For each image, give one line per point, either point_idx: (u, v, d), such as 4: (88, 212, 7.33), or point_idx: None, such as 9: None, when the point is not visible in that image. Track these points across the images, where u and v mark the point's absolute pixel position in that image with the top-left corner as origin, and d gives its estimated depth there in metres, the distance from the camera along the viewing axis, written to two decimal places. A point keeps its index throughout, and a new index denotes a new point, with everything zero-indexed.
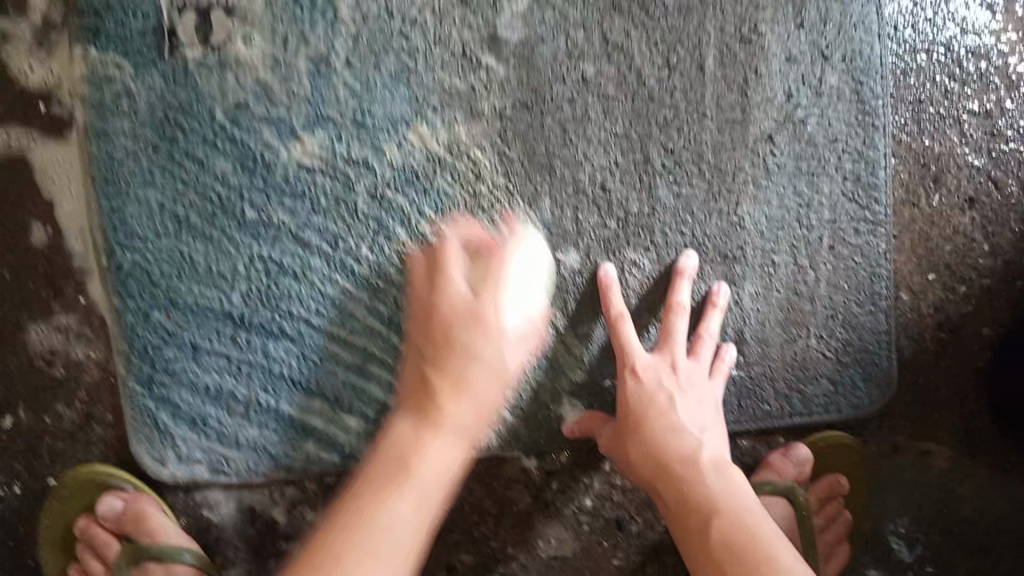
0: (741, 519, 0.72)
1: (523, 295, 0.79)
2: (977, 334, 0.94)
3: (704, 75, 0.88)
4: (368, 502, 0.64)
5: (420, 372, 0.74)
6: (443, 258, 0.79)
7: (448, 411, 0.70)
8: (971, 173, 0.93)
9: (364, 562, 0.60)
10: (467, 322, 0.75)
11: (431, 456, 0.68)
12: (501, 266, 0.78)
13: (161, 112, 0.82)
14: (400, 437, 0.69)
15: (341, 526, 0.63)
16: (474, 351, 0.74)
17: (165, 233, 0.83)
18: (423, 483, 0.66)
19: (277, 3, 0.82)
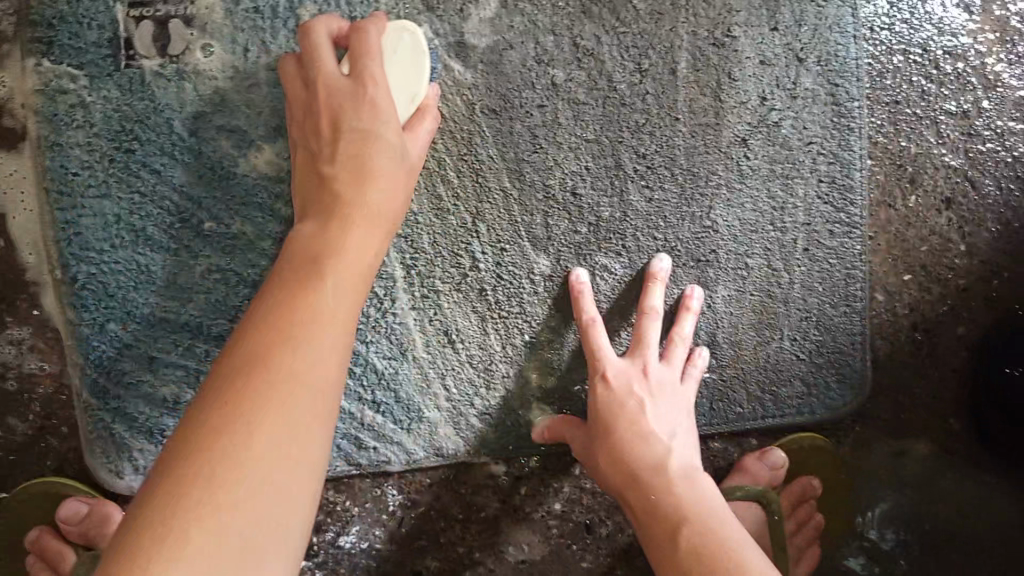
0: (712, 527, 0.68)
1: (401, 82, 0.76)
2: (952, 335, 0.93)
3: (677, 80, 0.86)
4: (294, 308, 0.58)
5: (325, 158, 0.70)
6: (362, 44, 0.72)
7: (350, 199, 0.67)
8: (948, 173, 0.92)
9: (313, 334, 0.57)
10: (358, 101, 0.71)
11: (356, 246, 0.65)
12: (418, 142, 0.76)
13: (115, 120, 0.79)
14: (311, 235, 0.65)
15: (264, 346, 0.55)
16: (366, 133, 0.70)
17: (120, 243, 0.81)
18: (347, 262, 0.63)
19: (237, 13, 0.80)
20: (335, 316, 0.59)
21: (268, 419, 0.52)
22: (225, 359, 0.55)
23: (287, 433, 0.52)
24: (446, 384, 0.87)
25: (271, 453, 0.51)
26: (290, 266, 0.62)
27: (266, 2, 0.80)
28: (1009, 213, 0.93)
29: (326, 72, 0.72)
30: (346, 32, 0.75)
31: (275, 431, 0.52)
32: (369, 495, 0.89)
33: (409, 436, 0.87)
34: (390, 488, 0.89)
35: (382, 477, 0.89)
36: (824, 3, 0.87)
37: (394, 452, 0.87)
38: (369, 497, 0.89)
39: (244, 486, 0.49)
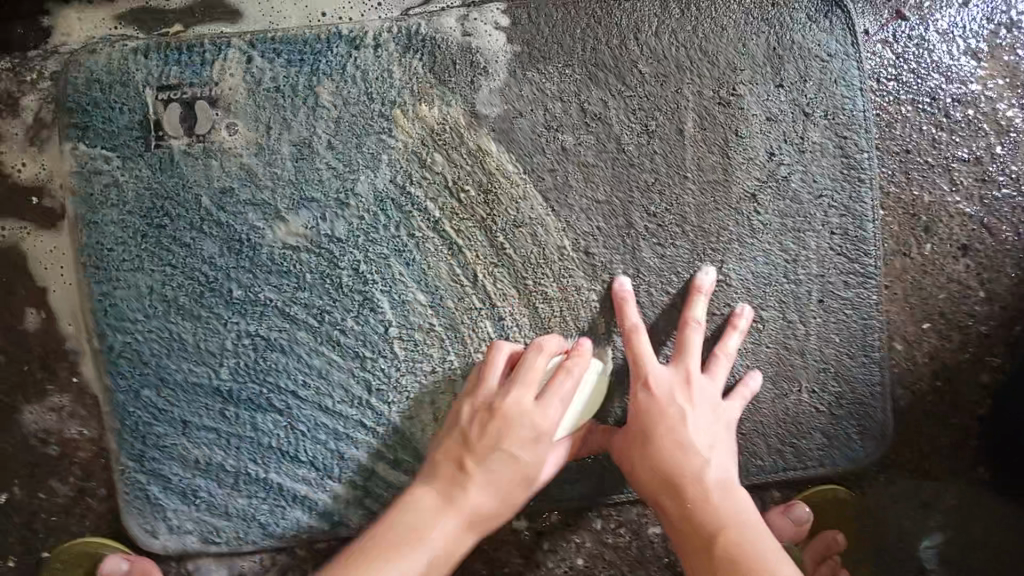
0: (749, 536, 0.73)
1: (578, 399, 0.83)
2: (976, 381, 0.93)
3: (684, 139, 0.88)
4: (423, 524, 0.71)
5: (453, 455, 0.77)
6: (490, 365, 0.81)
7: (467, 500, 0.74)
8: (963, 221, 0.92)
9: (387, 556, 0.68)
10: (493, 427, 0.77)
11: (438, 531, 0.71)
12: (570, 382, 0.80)
13: (147, 198, 0.84)
14: (415, 507, 0.73)
15: (361, 557, 0.68)
16: (508, 448, 0.76)
17: (153, 313, 0.85)
18: (433, 535, 0.71)
19: (259, 92, 0.84)
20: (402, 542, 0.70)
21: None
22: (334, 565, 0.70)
23: (373, 574, 0.66)
24: None
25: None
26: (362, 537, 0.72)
27: (286, 80, 0.84)
28: None
29: (499, 405, 0.78)
30: (524, 351, 0.82)
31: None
32: None
33: None
34: None
35: None
36: (829, 57, 0.89)
37: None
38: None
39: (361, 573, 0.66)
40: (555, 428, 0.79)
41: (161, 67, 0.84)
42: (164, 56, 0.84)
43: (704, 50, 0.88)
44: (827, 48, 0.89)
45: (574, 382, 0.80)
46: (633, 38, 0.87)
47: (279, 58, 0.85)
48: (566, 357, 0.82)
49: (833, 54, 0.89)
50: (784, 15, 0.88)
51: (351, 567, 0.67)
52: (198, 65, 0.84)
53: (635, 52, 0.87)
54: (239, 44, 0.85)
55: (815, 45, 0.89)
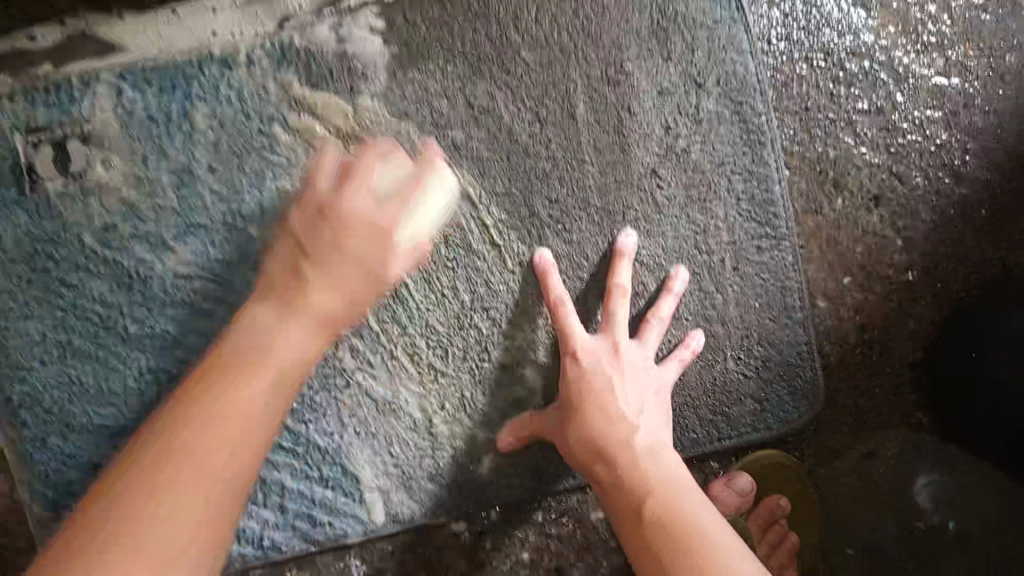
0: (674, 497, 0.70)
1: (421, 213, 0.75)
2: (904, 330, 0.92)
3: (577, 122, 0.87)
4: (218, 385, 0.63)
5: (275, 317, 0.68)
6: (362, 170, 0.74)
7: (308, 305, 0.69)
8: (871, 172, 0.91)
9: (194, 456, 0.59)
10: (328, 222, 0.72)
11: (294, 336, 0.68)
12: (377, 174, 0.74)
13: (28, 244, 0.82)
14: (261, 313, 0.69)
15: (167, 456, 0.59)
16: (337, 246, 0.71)
17: (49, 359, 0.83)
18: (269, 360, 0.66)
19: (131, 122, 0.82)
20: (211, 423, 0.61)
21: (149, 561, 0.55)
22: (122, 464, 0.60)
23: (164, 536, 0.56)
24: (393, 452, 0.86)
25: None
26: (160, 423, 0.62)
27: (158, 105, 0.82)
28: (942, 201, 0.92)
29: (338, 210, 0.71)
30: (355, 159, 0.76)
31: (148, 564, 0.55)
32: (332, 569, 0.87)
33: (363, 508, 0.86)
34: (352, 560, 0.88)
35: (343, 551, 0.88)
36: (715, 24, 0.87)
37: (349, 524, 0.86)
38: (333, 571, 0.87)
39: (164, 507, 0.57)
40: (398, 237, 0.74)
41: (27, 111, 0.81)
42: (30, 98, 0.81)
43: (587, 31, 0.87)
44: (711, 15, 0.87)
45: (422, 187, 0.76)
46: (514, 27, 0.86)
47: (151, 87, 0.82)
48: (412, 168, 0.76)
49: (718, 21, 0.87)
50: None
51: (157, 470, 0.58)
52: (67, 103, 0.82)
53: (518, 40, 0.86)
54: (109, 78, 0.82)
55: (700, 15, 0.87)
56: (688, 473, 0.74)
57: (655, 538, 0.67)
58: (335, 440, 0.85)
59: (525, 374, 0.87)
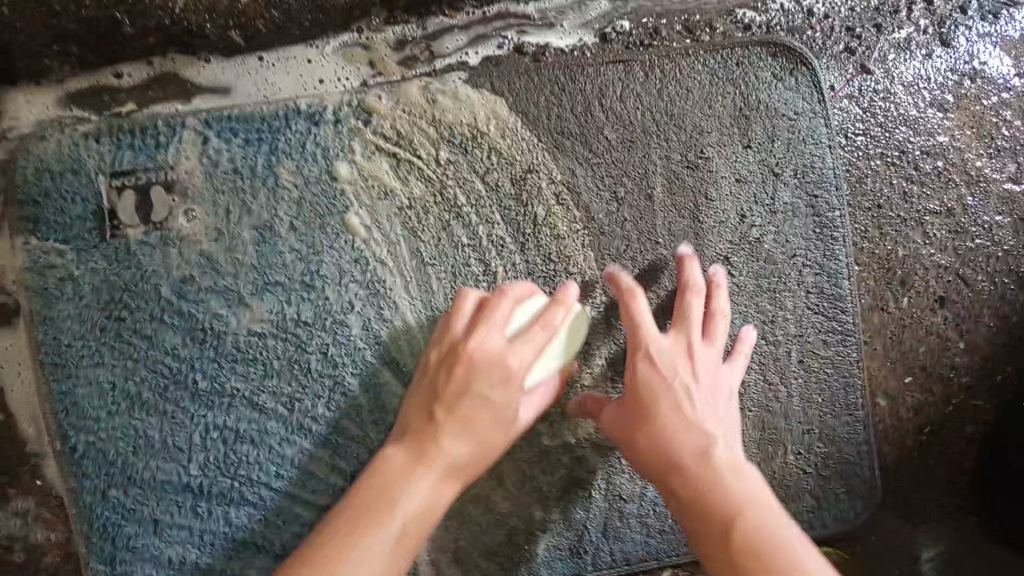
0: (763, 522, 0.60)
1: (552, 349, 0.75)
2: (961, 433, 0.91)
3: (655, 205, 0.87)
4: (357, 522, 0.60)
5: (422, 405, 0.69)
6: (494, 308, 0.72)
7: (442, 443, 0.66)
8: (938, 273, 0.91)
9: (387, 526, 0.60)
10: (451, 363, 0.69)
11: (419, 486, 0.63)
12: (547, 334, 0.72)
13: (104, 291, 0.80)
14: (391, 462, 0.66)
15: (322, 551, 0.57)
16: (488, 400, 0.68)
17: (118, 409, 0.81)
18: (411, 488, 0.63)
19: (216, 176, 0.82)
20: (364, 509, 0.61)
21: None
22: None
23: (369, 568, 0.57)
24: (451, 523, 0.84)
25: None
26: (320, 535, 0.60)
27: (245, 162, 0.82)
28: (1005, 305, 0.92)
29: (475, 351, 0.69)
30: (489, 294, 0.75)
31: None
32: None
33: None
34: None
35: None
36: (797, 116, 0.88)
37: None
38: None
39: (354, 558, 0.57)
40: (527, 368, 0.71)
41: (114, 152, 0.81)
42: (116, 140, 0.81)
43: (670, 114, 0.87)
44: (794, 107, 0.89)
45: (553, 331, 0.73)
46: (598, 103, 0.87)
47: (237, 137, 0.83)
48: (544, 306, 0.75)
49: (800, 112, 0.89)
50: (748, 74, 0.88)
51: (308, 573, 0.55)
52: (152, 148, 0.82)
53: (601, 118, 0.87)
54: (195, 124, 0.83)
55: (782, 105, 0.88)
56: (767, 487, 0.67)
57: (740, 552, 0.58)
58: None
59: (587, 455, 0.86)
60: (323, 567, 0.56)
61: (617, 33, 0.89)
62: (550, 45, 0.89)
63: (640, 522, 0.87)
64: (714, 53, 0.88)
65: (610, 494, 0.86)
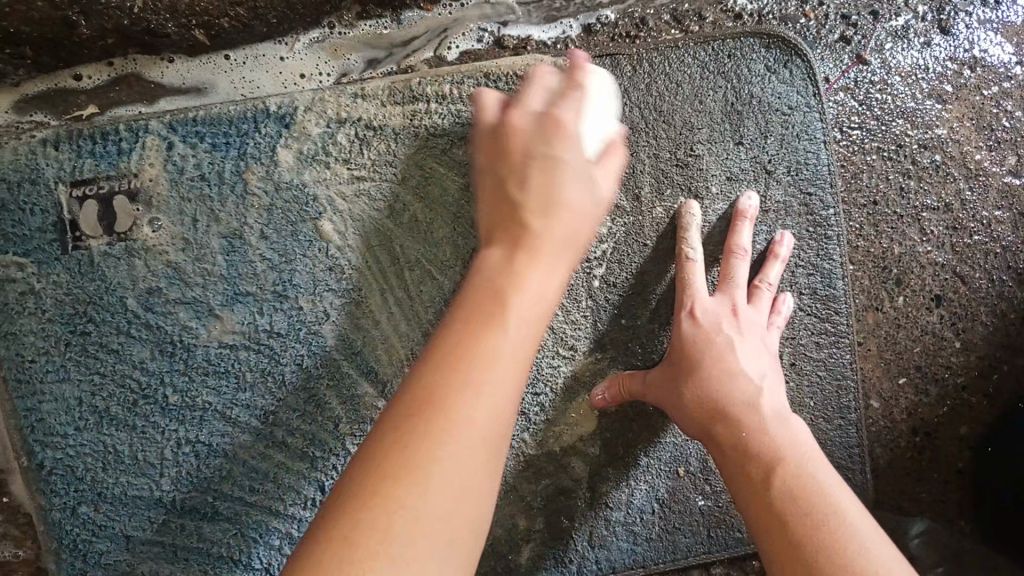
0: (810, 472, 0.65)
1: (601, 114, 0.67)
2: (954, 434, 0.89)
3: (642, 205, 0.84)
4: (463, 343, 0.52)
5: (498, 196, 0.64)
6: (527, 90, 0.67)
7: (536, 227, 0.60)
8: (936, 270, 0.88)
9: (472, 382, 0.50)
10: (546, 132, 0.64)
11: (512, 341, 0.53)
12: (591, 79, 0.68)
13: (68, 304, 0.77)
14: (486, 265, 0.59)
15: (441, 398, 0.49)
16: (554, 157, 0.63)
17: (84, 426, 0.78)
18: (523, 301, 0.55)
19: (182, 183, 0.79)
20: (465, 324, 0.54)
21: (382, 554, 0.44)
22: (358, 480, 0.48)
23: (459, 470, 0.48)
24: None
25: (435, 512, 0.46)
26: (429, 368, 0.52)
27: (211, 167, 0.79)
28: (1003, 303, 0.89)
29: (516, 123, 0.65)
30: (537, 74, 0.69)
31: (452, 481, 0.47)
32: None
33: None
34: None
35: None
36: (791, 111, 0.86)
37: None
38: None
39: (450, 449, 0.48)
40: (584, 135, 0.65)
41: (74, 160, 0.78)
42: (76, 147, 0.78)
43: (659, 109, 0.84)
44: (788, 101, 0.85)
45: (585, 90, 0.67)
46: None
47: (203, 142, 0.79)
48: (565, 73, 0.68)
49: (794, 106, 0.86)
50: (741, 66, 0.85)
51: (422, 437, 0.48)
52: (115, 155, 0.78)
53: None
54: (158, 129, 0.79)
55: (775, 99, 0.85)
56: (811, 437, 0.71)
57: (782, 502, 0.63)
58: None
59: (570, 463, 0.83)
60: (397, 450, 0.48)
61: (602, 25, 0.86)
62: (531, 39, 0.86)
63: (626, 529, 0.84)
64: (706, 45, 0.85)
65: (595, 502, 0.84)
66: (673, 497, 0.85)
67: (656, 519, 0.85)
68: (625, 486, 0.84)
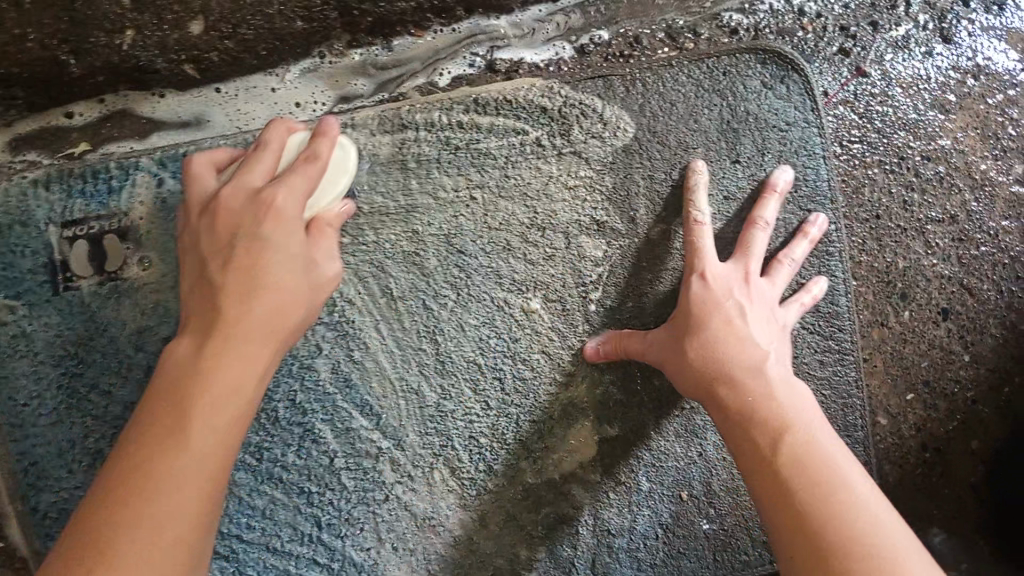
0: (818, 440, 0.63)
1: (327, 180, 0.67)
2: (966, 450, 0.86)
3: (637, 227, 0.82)
4: (155, 455, 0.53)
5: (200, 292, 0.61)
6: (256, 159, 0.64)
7: (234, 314, 0.59)
8: (942, 283, 0.86)
9: (163, 475, 0.52)
10: (257, 208, 0.61)
11: (205, 429, 0.55)
12: (319, 163, 0.64)
13: (59, 346, 0.77)
14: (172, 358, 0.58)
15: (125, 505, 0.51)
16: (262, 241, 0.60)
17: (77, 467, 0.77)
18: (217, 398, 0.56)
19: (171, 219, 0.78)
20: (259, 331, 0.59)
21: (141, 541, 0.50)
22: None
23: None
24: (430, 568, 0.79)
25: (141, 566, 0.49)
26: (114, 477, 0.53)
27: None
28: (1014, 316, 0.87)
29: (224, 197, 0.62)
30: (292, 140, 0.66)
31: None
32: None
33: None
34: None
35: None
36: (788, 127, 0.84)
37: None
38: None
39: (122, 556, 0.49)
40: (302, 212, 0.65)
41: (64, 201, 0.78)
42: (66, 187, 0.78)
43: (652, 130, 0.83)
44: (784, 116, 0.84)
45: (318, 163, 0.64)
46: (577, 126, 0.82)
47: None
48: (314, 131, 0.67)
49: (791, 122, 0.84)
50: (736, 83, 0.84)
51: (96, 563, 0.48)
52: (105, 194, 0.78)
53: (578, 137, 0.82)
54: (148, 165, 0.79)
55: (771, 115, 0.84)
56: (817, 405, 0.69)
57: (786, 467, 0.61)
58: (372, 555, 0.79)
59: (573, 492, 0.81)
60: (93, 540, 0.49)
61: (595, 45, 0.86)
62: (524, 61, 0.85)
63: (630, 556, 0.82)
64: (700, 62, 0.84)
65: (599, 531, 0.82)
66: (676, 521, 0.83)
67: (660, 544, 0.82)
68: (628, 512, 0.82)
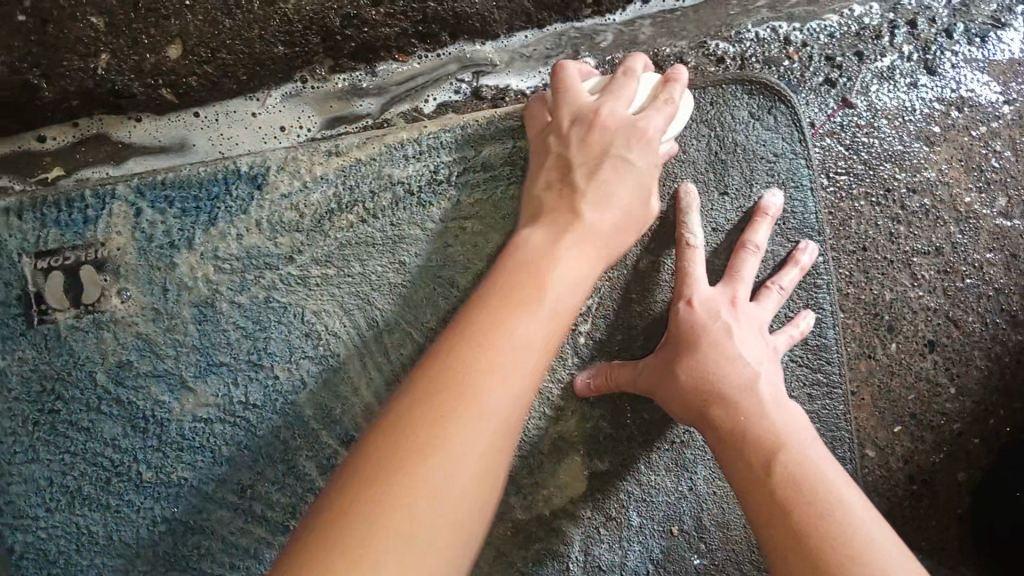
0: (811, 456, 0.63)
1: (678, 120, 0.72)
2: (952, 482, 0.86)
3: (626, 259, 0.82)
4: (436, 406, 0.50)
5: (558, 193, 0.67)
6: (622, 84, 0.70)
7: (585, 215, 0.65)
8: (928, 315, 0.86)
9: (451, 439, 0.49)
10: (625, 129, 0.67)
11: (493, 396, 0.51)
12: (669, 106, 0.69)
13: (34, 382, 0.75)
14: (489, 318, 0.55)
15: (391, 459, 0.48)
16: (626, 161, 0.67)
17: (55, 506, 0.75)
18: (504, 360, 0.53)
19: (151, 250, 0.76)
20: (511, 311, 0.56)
21: (419, 497, 0.46)
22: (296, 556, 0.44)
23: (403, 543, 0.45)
24: None
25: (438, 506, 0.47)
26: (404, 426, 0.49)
27: (180, 232, 0.76)
28: (998, 347, 0.87)
29: (609, 114, 0.68)
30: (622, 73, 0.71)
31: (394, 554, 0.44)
32: None
33: None
34: None
35: None
36: (776, 158, 0.84)
37: None
38: None
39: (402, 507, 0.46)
40: (661, 136, 0.69)
41: (39, 231, 0.76)
42: (41, 215, 0.76)
43: None
44: (773, 147, 0.84)
45: (673, 104, 0.70)
46: None
47: (171, 207, 0.77)
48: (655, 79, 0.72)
49: (779, 153, 0.84)
50: (723, 113, 0.83)
51: (372, 506, 0.46)
52: (81, 224, 0.76)
53: None
54: (126, 193, 0.76)
55: (759, 146, 0.84)
56: (809, 421, 0.69)
57: (781, 484, 0.61)
58: None
59: (563, 528, 0.80)
60: (385, 471, 0.48)
61: None
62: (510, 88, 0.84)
63: None
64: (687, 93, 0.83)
65: (589, 567, 0.80)
66: (668, 557, 0.82)
67: None
68: (618, 548, 0.81)
